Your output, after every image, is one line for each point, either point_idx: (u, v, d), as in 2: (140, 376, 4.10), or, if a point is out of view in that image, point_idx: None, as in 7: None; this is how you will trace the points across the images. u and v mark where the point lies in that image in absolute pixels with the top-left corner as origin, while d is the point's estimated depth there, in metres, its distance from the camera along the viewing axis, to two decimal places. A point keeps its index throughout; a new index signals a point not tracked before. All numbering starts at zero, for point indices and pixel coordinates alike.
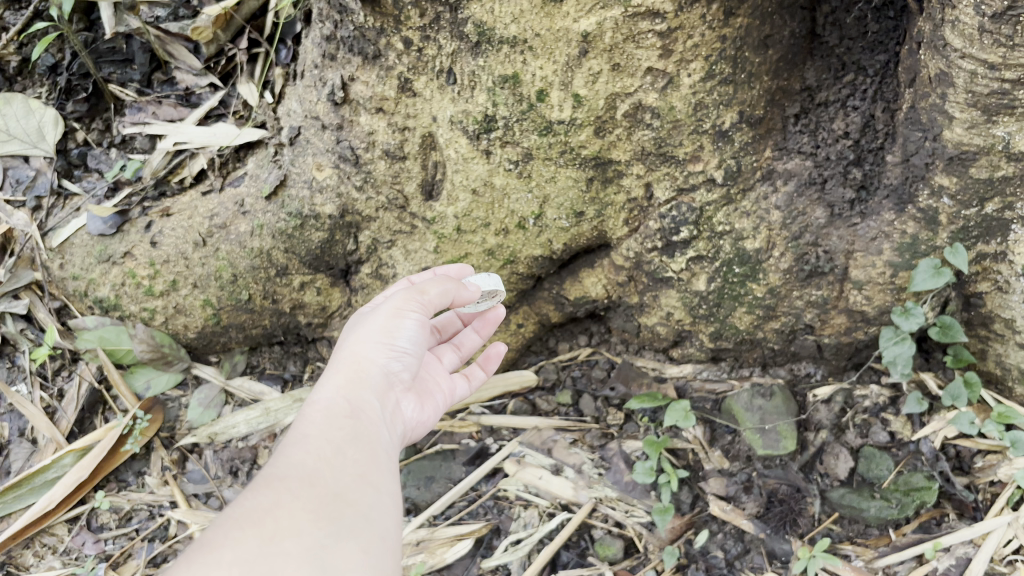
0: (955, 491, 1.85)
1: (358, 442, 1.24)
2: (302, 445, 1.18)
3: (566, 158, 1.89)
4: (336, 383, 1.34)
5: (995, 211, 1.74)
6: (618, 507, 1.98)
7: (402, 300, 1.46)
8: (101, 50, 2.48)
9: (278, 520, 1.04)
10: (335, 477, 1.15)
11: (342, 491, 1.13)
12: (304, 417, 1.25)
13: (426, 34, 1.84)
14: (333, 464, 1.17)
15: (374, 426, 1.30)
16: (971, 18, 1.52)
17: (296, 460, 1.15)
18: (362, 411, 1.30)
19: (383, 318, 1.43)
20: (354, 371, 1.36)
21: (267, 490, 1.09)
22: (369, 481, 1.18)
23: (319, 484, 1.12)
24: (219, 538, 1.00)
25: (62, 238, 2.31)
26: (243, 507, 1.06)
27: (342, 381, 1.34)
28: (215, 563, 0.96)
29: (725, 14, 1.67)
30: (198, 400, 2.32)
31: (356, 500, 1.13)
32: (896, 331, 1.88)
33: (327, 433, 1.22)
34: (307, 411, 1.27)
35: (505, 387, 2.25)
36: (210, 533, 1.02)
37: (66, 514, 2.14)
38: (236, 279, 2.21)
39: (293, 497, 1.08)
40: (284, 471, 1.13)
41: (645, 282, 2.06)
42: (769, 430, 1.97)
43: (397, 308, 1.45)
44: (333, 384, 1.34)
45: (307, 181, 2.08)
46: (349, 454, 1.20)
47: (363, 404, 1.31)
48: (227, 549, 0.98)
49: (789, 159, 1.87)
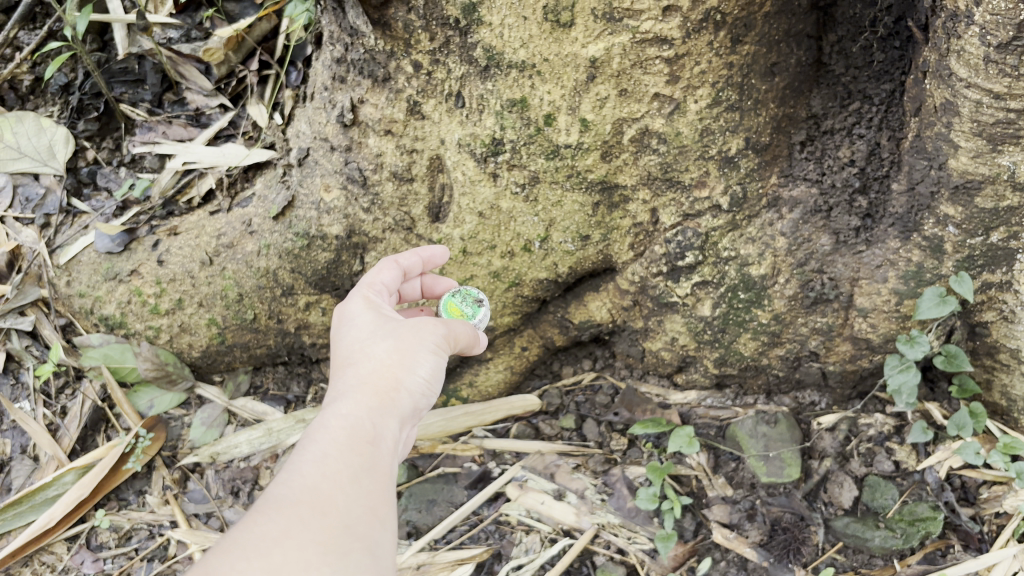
0: (960, 522, 1.83)
1: (374, 469, 1.21)
2: (318, 467, 1.16)
3: (573, 182, 1.90)
4: (359, 400, 1.30)
5: (1000, 240, 1.74)
6: (621, 534, 1.96)
7: (427, 333, 1.45)
8: (114, 70, 2.53)
9: (287, 553, 1.03)
10: (349, 506, 1.13)
11: (353, 523, 1.11)
12: (322, 433, 1.22)
13: (436, 58, 1.86)
14: (348, 492, 1.15)
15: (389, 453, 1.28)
16: (976, 48, 1.54)
17: (310, 484, 1.13)
18: (384, 437, 1.27)
19: (411, 344, 1.42)
20: (379, 392, 1.33)
21: (278, 516, 1.07)
22: (381, 515, 1.16)
23: (330, 514, 1.10)
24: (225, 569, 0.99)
25: (70, 255, 2.33)
26: (251, 533, 1.04)
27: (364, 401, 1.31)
28: None
29: (732, 42, 1.70)
30: (201, 419, 2.32)
31: (366, 535, 1.12)
32: (901, 359, 1.87)
33: (344, 456, 1.19)
34: (324, 424, 1.25)
35: (508, 411, 2.26)
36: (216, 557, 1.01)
37: (67, 532, 2.12)
38: (241, 298, 2.21)
39: (304, 527, 1.07)
40: (297, 496, 1.11)
41: (649, 306, 2.06)
42: (773, 457, 1.97)
43: (428, 340, 1.45)
44: (356, 402, 1.30)
45: (314, 203, 2.09)
46: (365, 481, 1.18)
47: (384, 429, 1.29)
48: None
49: (795, 186, 1.88)
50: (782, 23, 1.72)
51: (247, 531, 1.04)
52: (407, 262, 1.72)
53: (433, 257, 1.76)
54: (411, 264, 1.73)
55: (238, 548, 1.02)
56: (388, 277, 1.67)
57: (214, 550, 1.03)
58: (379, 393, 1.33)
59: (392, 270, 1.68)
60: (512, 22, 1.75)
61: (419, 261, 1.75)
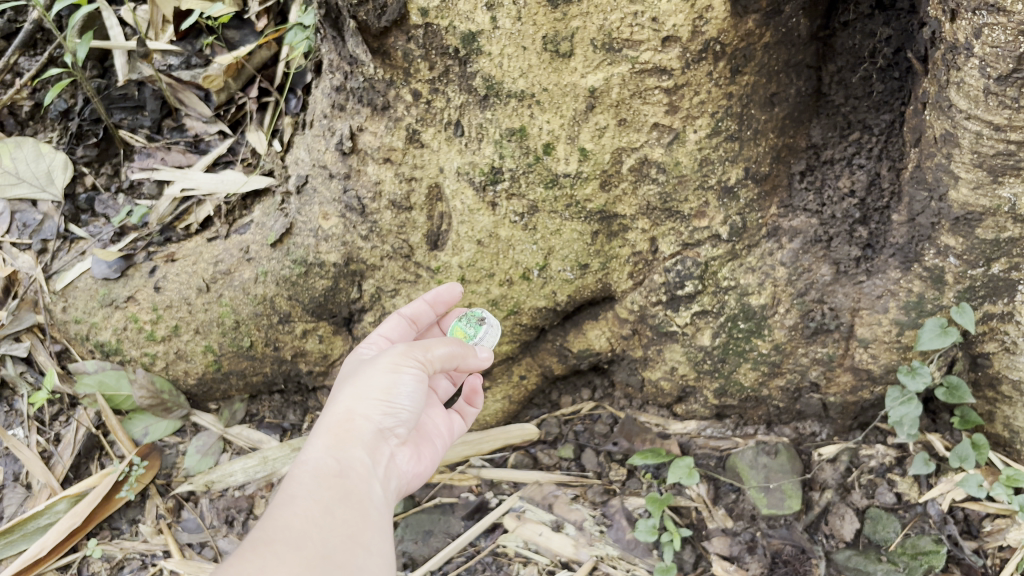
0: (964, 556, 1.80)
1: (346, 502, 1.27)
2: (290, 505, 1.22)
3: (572, 212, 1.89)
4: (330, 441, 1.35)
5: (1002, 271, 1.73)
6: (619, 566, 1.93)
7: (400, 354, 1.44)
8: (113, 97, 2.54)
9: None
10: (323, 538, 1.18)
11: (330, 553, 1.17)
12: (295, 474, 1.28)
13: (435, 87, 1.86)
14: (321, 527, 1.20)
15: (364, 483, 1.32)
16: (976, 80, 1.54)
17: (284, 524, 1.18)
18: (352, 469, 1.32)
19: (381, 375, 1.42)
20: (343, 429, 1.37)
21: (254, 556, 1.12)
22: (357, 541, 1.22)
23: (306, 547, 1.16)
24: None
25: (66, 280, 2.31)
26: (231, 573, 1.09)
27: (336, 441, 1.35)
28: None
29: (731, 72, 1.69)
30: (196, 447, 2.29)
31: (344, 562, 1.17)
32: (903, 391, 1.85)
33: (315, 492, 1.25)
34: (295, 471, 1.29)
35: (506, 441, 2.23)
36: None
37: (58, 562, 2.09)
38: (238, 325, 2.20)
39: (279, 561, 1.12)
40: (271, 534, 1.16)
41: (648, 335, 2.04)
42: (774, 489, 1.95)
43: (399, 364, 1.43)
44: (322, 443, 1.35)
45: (313, 230, 2.08)
46: (338, 513, 1.24)
47: (354, 462, 1.33)
48: None
49: (795, 216, 1.88)
50: (782, 54, 1.72)
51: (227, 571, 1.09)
52: (412, 310, 1.81)
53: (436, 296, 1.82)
54: (418, 310, 1.81)
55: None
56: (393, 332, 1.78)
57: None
58: (343, 431, 1.36)
59: (400, 325, 1.79)
60: (511, 52, 1.75)
61: (427, 306, 1.82)
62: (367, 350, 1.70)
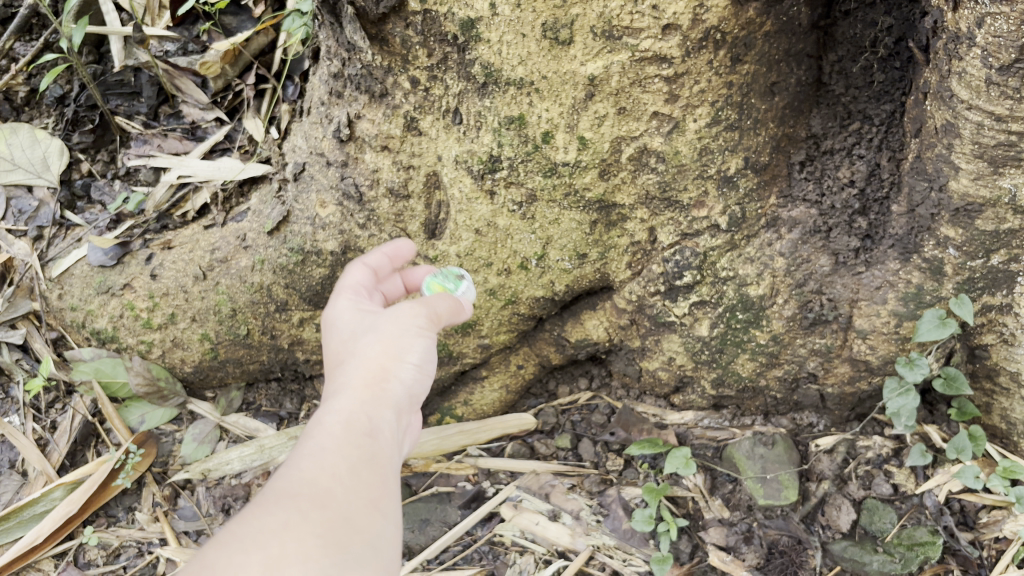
0: (960, 547, 1.82)
1: (374, 465, 1.12)
2: (317, 458, 1.08)
3: (570, 201, 1.89)
4: (356, 394, 1.20)
5: (1001, 263, 1.73)
6: (616, 556, 1.94)
7: (415, 312, 1.34)
8: (109, 83, 2.51)
9: (285, 544, 0.95)
10: (348, 497, 1.05)
11: (354, 515, 1.04)
12: (321, 425, 1.13)
13: (434, 74, 1.85)
14: (349, 484, 1.07)
15: (391, 449, 1.18)
16: (978, 70, 1.54)
17: (309, 473, 1.06)
18: (385, 428, 1.18)
19: (403, 332, 1.30)
20: (375, 387, 1.22)
21: (275, 507, 1.00)
22: (382, 510, 1.08)
23: (331, 506, 1.03)
24: (221, 563, 0.92)
25: (62, 267, 2.30)
26: (247, 524, 0.97)
27: (364, 397, 1.20)
28: None
29: (732, 61, 1.68)
30: (192, 435, 2.27)
31: (366, 529, 1.04)
32: (900, 382, 1.85)
33: (347, 445, 1.11)
34: (319, 423, 1.15)
35: (503, 430, 2.23)
36: (207, 554, 0.94)
37: (54, 549, 2.09)
38: (235, 313, 2.19)
39: (302, 518, 0.99)
40: (296, 488, 1.03)
41: (647, 325, 2.03)
42: (771, 479, 1.94)
43: (427, 324, 1.34)
44: (348, 400, 1.19)
45: (310, 218, 2.07)
46: (365, 476, 1.10)
47: (388, 421, 1.19)
48: None
49: (794, 207, 1.87)
50: (782, 43, 1.71)
51: (243, 523, 0.97)
52: (375, 262, 1.62)
53: (397, 251, 1.66)
54: (379, 264, 1.63)
55: (230, 540, 0.95)
56: (365, 278, 1.56)
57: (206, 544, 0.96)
58: (384, 385, 1.23)
59: (364, 271, 1.58)
60: (511, 39, 1.73)
61: (387, 260, 1.65)
62: (341, 305, 1.47)
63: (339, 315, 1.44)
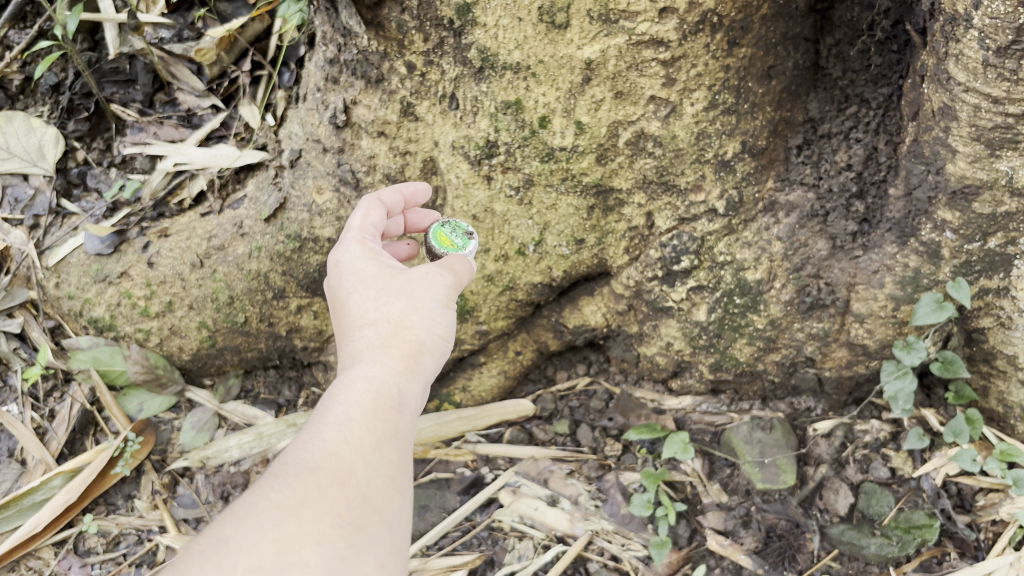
0: (957, 530, 1.82)
1: (395, 440, 1.19)
2: (340, 432, 1.14)
3: (568, 185, 1.89)
4: (386, 363, 1.27)
5: (998, 246, 1.73)
6: (615, 540, 1.94)
7: (443, 283, 1.43)
8: (104, 70, 2.52)
9: (302, 524, 1.02)
10: (367, 476, 1.11)
11: (372, 494, 1.11)
12: (346, 397, 1.19)
13: (430, 59, 1.85)
14: (370, 461, 1.13)
15: (412, 421, 1.25)
16: (975, 52, 1.53)
17: (333, 448, 1.12)
18: (407, 403, 1.25)
19: (435, 303, 1.39)
20: (413, 360, 1.30)
21: (295, 483, 1.06)
22: (398, 486, 1.15)
23: (350, 484, 1.09)
24: (237, 538, 0.98)
25: (59, 256, 2.30)
26: (266, 499, 1.03)
27: (397, 368, 1.27)
28: (231, 567, 0.95)
29: (729, 44, 1.68)
30: (191, 423, 2.28)
31: (382, 507, 1.11)
32: (898, 365, 1.84)
33: (369, 421, 1.17)
34: (351, 389, 1.21)
35: (502, 417, 2.22)
36: (226, 526, 0.99)
37: (53, 537, 2.09)
38: (232, 301, 2.19)
39: (321, 496, 1.06)
40: (317, 463, 1.09)
41: (644, 311, 2.04)
42: (769, 463, 1.95)
43: (449, 297, 1.43)
44: (388, 369, 1.26)
45: (306, 205, 2.07)
46: (387, 451, 1.16)
47: (411, 395, 1.26)
48: (247, 557, 0.96)
49: (791, 190, 1.87)
50: (779, 26, 1.71)
51: (262, 498, 1.03)
52: (390, 200, 1.63)
53: (415, 193, 1.68)
54: (394, 203, 1.64)
55: (247, 514, 1.00)
56: (376, 219, 1.55)
57: (223, 515, 1.01)
58: (413, 357, 1.29)
59: (379, 209, 1.57)
60: (507, 23, 1.73)
61: (402, 200, 1.66)
62: (351, 248, 1.48)
63: (352, 261, 1.45)
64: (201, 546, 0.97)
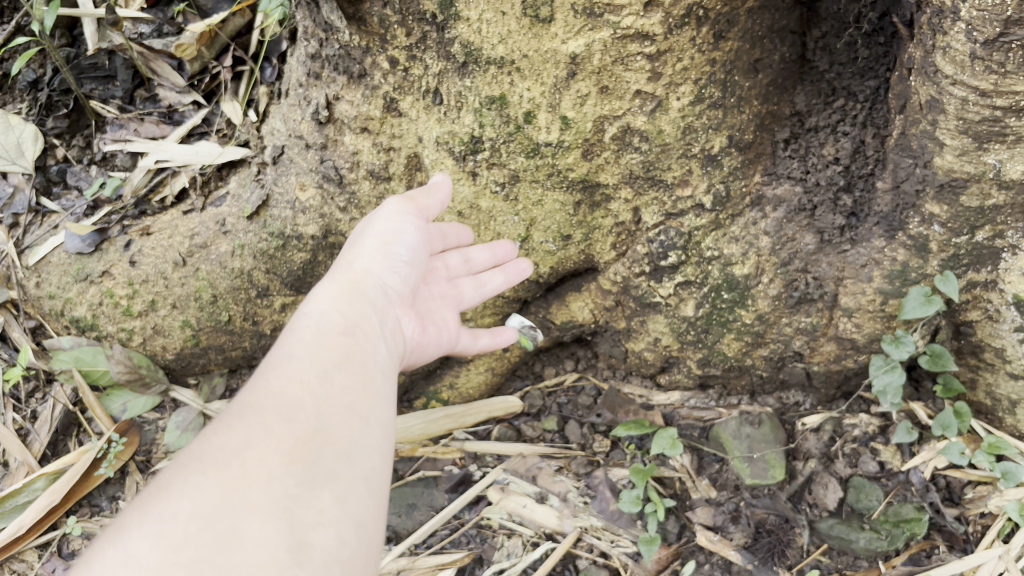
0: (945, 523, 1.82)
1: (345, 370, 1.23)
2: (287, 374, 1.18)
3: (554, 181, 1.87)
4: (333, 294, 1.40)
5: (986, 239, 1.73)
6: (604, 537, 1.93)
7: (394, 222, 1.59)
8: (83, 66, 2.49)
9: (247, 467, 1.03)
10: (316, 410, 1.14)
11: (323, 427, 1.12)
12: (292, 338, 1.27)
13: (413, 54, 1.82)
14: (317, 397, 1.16)
15: (367, 347, 1.32)
16: (962, 44, 1.50)
17: (279, 392, 1.15)
18: (357, 332, 1.32)
19: (382, 225, 1.53)
20: (354, 285, 1.43)
21: (240, 426, 1.09)
22: (353, 412, 1.17)
23: (296, 421, 1.11)
24: (181, 485, 1.01)
25: (39, 255, 2.26)
26: (213, 446, 1.06)
27: (338, 294, 1.39)
28: (173, 513, 0.97)
29: (715, 37, 1.66)
30: (175, 424, 2.25)
31: (336, 436, 1.13)
32: (886, 359, 1.85)
33: (316, 356, 1.23)
34: (299, 326, 1.30)
35: (489, 413, 2.22)
36: (172, 476, 1.02)
37: (37, 540, 2.07)
38: (216, 300, 2.16)
39: (266, 435, 1.08)
40: (264, 405, 1.13)
41: (632, 306, 2.03)
42: (757, 459, 1.94)
43: (399, 232, 1.53)
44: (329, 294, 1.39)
45: (290, 202, 2.05)
46: (336, 378, 1.21)
47: (360, 318, 1.36)
48: (189, 499, 0.98)
49: (778, 184, 1.86)
50: (765, 19, 1.69)
51: (208, 446, 1.06)
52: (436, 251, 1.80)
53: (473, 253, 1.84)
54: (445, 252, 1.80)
55: (194, 463, 1.04)
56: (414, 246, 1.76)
57: (172, 468, 1.05)
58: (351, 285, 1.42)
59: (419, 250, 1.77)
60: (490, 17, 1.70)
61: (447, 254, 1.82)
62: None
63: None
64: (148, 498, 1.01)
